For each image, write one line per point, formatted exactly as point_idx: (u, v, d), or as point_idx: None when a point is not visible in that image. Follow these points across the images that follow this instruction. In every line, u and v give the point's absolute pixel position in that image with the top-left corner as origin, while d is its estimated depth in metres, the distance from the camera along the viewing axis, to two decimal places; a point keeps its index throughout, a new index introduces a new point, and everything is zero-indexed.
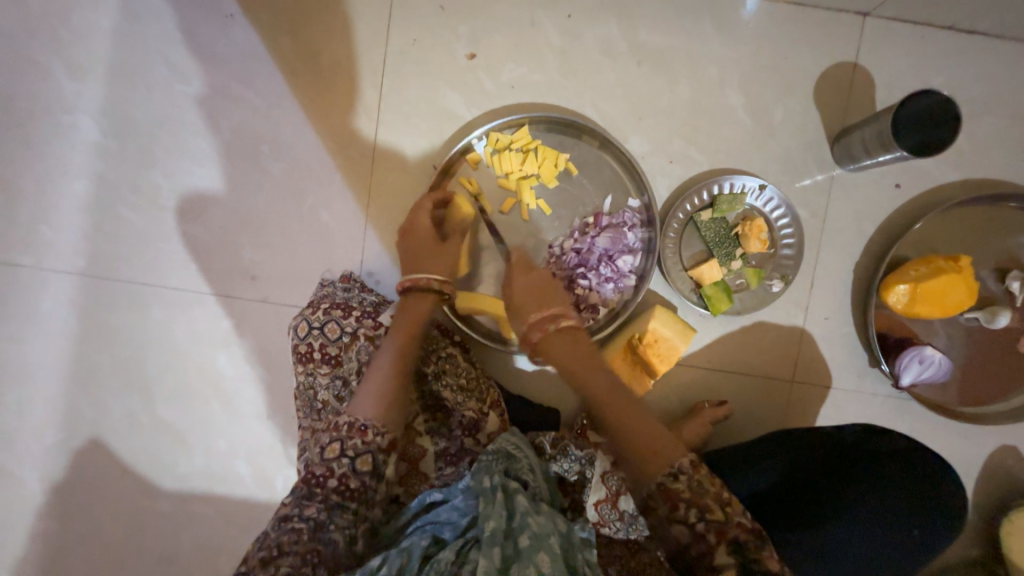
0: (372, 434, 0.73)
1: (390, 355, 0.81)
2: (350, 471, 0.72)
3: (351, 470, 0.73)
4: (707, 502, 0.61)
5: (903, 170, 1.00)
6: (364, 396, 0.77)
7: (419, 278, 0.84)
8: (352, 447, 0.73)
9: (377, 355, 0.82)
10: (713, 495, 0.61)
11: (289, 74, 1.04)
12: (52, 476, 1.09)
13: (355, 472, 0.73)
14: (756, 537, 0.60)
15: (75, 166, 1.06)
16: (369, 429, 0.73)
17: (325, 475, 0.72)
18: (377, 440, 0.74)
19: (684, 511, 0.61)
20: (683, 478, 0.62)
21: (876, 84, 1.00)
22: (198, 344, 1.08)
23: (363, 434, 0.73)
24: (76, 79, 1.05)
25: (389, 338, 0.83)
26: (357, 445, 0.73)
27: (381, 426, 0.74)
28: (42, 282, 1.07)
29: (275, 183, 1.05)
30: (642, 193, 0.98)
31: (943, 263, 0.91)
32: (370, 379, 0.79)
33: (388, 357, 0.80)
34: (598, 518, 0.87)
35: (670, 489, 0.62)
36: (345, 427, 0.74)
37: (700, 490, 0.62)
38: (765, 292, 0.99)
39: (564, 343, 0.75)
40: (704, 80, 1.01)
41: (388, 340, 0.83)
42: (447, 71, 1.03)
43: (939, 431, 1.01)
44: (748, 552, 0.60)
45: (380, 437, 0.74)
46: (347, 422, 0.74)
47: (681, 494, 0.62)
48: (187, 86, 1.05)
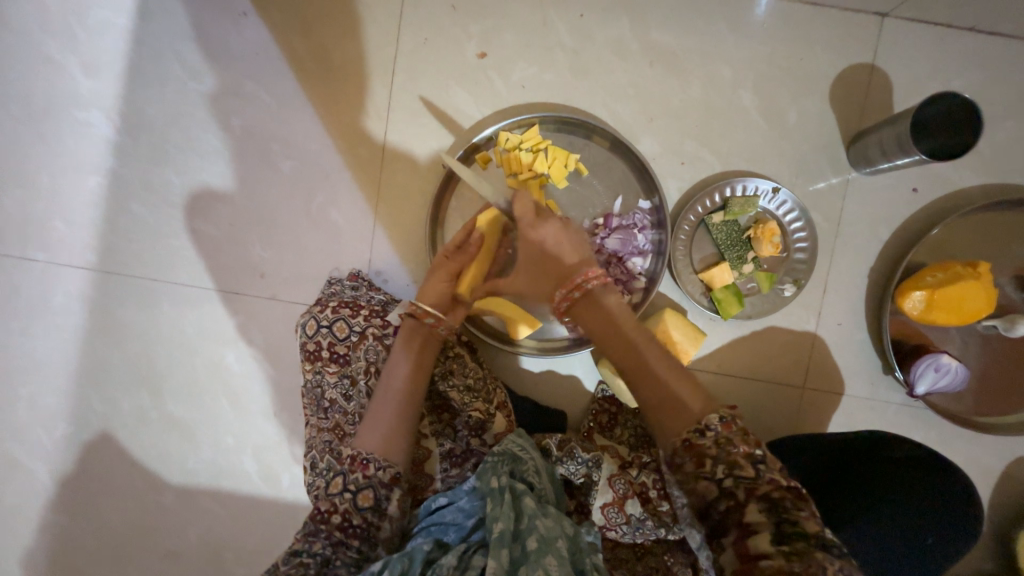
0: (373, 468, 0.76)
1: (391, 388, 0.81)
2: (352, 506, 0.75)
3: (352, 506, 0.75)
4: (737, 458, 0.60)
5: (920, 174, 0.98)
6: (365, 429, 0.79)
7: (415, 307, 0.85)
8: (354, 482, 0.75)
9: (380, 386, 0.83)
10: (741, 452, 0.61)
11: (301, 72, 1.05)
12: (62, 469, 1.10)
13: (356, 508, 0.74)
14: (792, 495, 0.59)
15: (88, 162, 1.07)
16: (371, 463, 0.76)
17: (330, 510, 0.75)
18: (378, 474, 0.75)
19: (710, 468, 0.61)
20: (710, 434, 0.62)
21: (894, 86, 0.98)
22: (207, 340, 1.08)
23: (364, 469, 0.76)
24: (90, 76, 1.06)
25: (391, 368, 0.83)
26: (358, 479, 0.75)
27: (382, 459, 0.76)
28: (55, 278, 1.08)
29: (285, 181, 1.06)
30: (653, 194, 0.97)
31: (960, 269, 0.90)
32: (371, 412, 0.81)
33: (390, 387, 0.81)
34: (604, 521, 0.85)
35: (696, 445, 0.63)
36: (349, 461, 0.77)
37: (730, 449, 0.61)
38: (777, 296, 0.97)
39: (591, 306, 0.75)
40: (717, 81, 1.00)
41: (390, 366, 0.84)
42: (458, 70, 1.03)
43: (954, 441, 0.99)
44: (783, 510, 0.58)
45: (381, 471, 0.75)
46: (350, 456, 0.77)
47: (707, 450, 0.62)
48: (199, 83, 1.06)
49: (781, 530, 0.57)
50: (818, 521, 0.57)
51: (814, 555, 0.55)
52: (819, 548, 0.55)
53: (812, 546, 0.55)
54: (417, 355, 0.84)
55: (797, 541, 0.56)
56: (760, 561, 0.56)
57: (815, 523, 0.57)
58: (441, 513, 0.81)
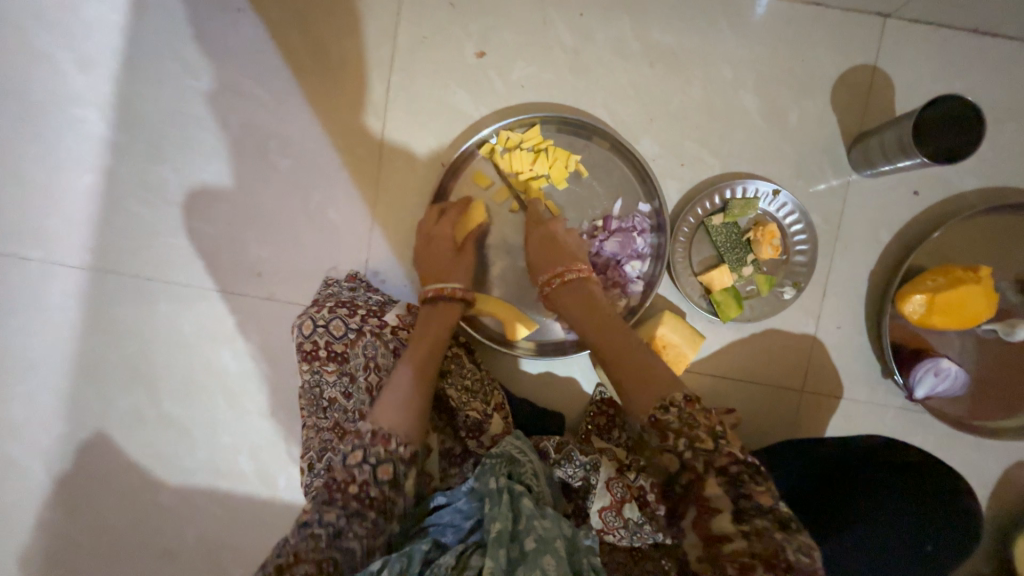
0: (395, 444, 0.75)
1: (411, 371, 0.82)
2: (371, 478, 0.73)
3: (372, 478, 0.73)
4: (697, 432, 0.61)
5: (922, 176, 0.97)
6: (384, 405, 0.78)
7: (444, 287, 0.90)
8: (375, 454, 0.74)
9: (396, 369, 0.83)
10: (704, 428, 0.61)
11: (298, 70, 1.04)
12: (58, 467, 1.09)
13: (376, 480, 0.73)
14: (750, 469, 0.59)
15: (84, 160, 1.06)
16: (393, 437, 0.75)
17: (347, 480, 0.72)
18: (400, 450, 0.75)
19: (674, 441, 0.62)
20: (674, 410, 0.64)
21: (896, 88, 0.97)
22: (204, 340, 1.08)
23: (386, 443, 0.74)
24: (86, 72, 1.05)
25: (408, 354, 0.84)
26: (380, 453, 0.74)
27: (403, 434, 0.75)
28: (51, 275, 1.08)
29: (283, 180, 1.05)
30: (652, 197, 0.97)
31: (961, 273, 0.89)
32: (389, 390, 0.80)
33: (409, 369, 0.82)
34: (600, 524, 0.85)
35: (660, 420, 0.64)
36: (367, 435, 0.75)
37: (691, 422, 0.62)
38: (776, 299, 0.97)
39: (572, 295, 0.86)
40: (718, 82, 0.99)
41: (407, 353, 0.84)
42: (457, 69, 1.02)
43: (952, 444, 0.99)
44: (739, 484, 0.59)
45: (403, 447, 0.75)
46: (369, 430, 0.75)
47: (671, 425, 0.63)
48: (196, 81, 1.05)
49: (739, 507, 0.58)
50: (772, 495, 0.58)
51: (770, 533, 0.56)
52: (775, 524, 0.57)
53: (768, 520, 0.57)
54: (432, 340, 0.86)
55: (755, 516, 0.57)
56: (722, 540, 0.57)
57: (769, 496, 0.58)
58: (440, 515, 0.79)
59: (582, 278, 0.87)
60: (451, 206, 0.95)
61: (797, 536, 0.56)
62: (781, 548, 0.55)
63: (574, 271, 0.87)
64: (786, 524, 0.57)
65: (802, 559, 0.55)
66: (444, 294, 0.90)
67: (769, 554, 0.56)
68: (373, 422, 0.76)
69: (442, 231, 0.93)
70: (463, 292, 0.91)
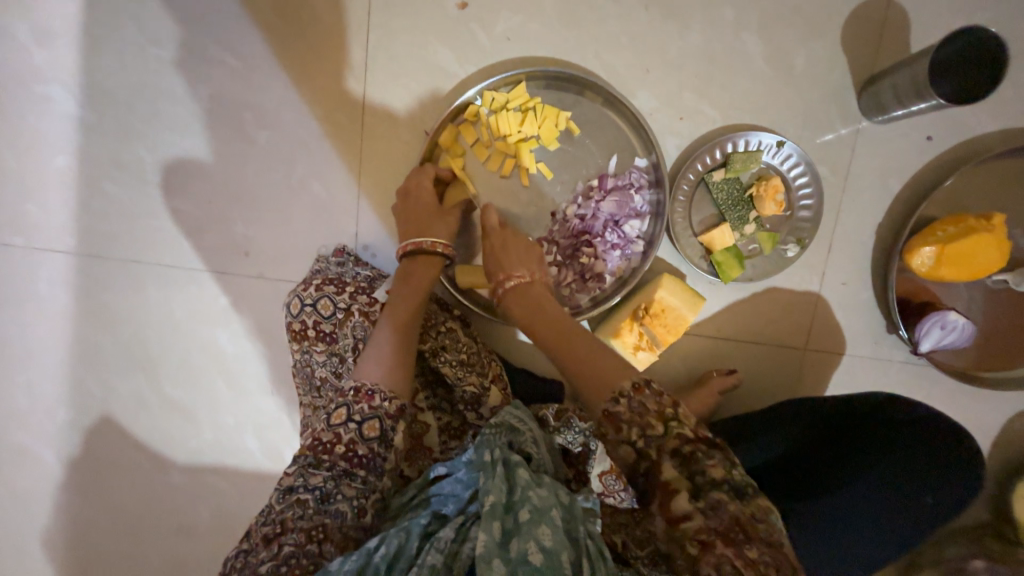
0: (380, 399, 0.74)
1: (389, 333, 0.79)
2: (357, 436, 0.72)
3: (359, 436, 0.72)
4: (647, 419, 0.55)
5: (937, 120, 0.91)
6: (368, 362, 0.77)
7: (422, 242, 0.86)
8: (359, 412, 0.73)
9: (376, 326, 0.81)
10: (654, 412, 0.55)
11: (268, 32, 0.97)
12: (68, 452, 1.11)
13: (363, 438, 0.72)
14: (703, 444, 0.53)
15: (55, 140, 1.02)
16: (377, 394, 0.74)
17: (332, 441, 0.72)
18: (384, 405, 0.74)
19: (627, 432, 0.56)
20: (623, 399, 0.57)
21: (911, 24, 0.90)
22: (198, 321, 1.07)
23: (370, 399, 0.74)
24: (45, 46, 0.99)
25: (387, 314, 0.81)
26: (364, 410, 0.73)
27: (388, 391, 0.75)
28: (37, 263, 1.05)
29: (263, 153, 1.00)
30: (650, 151, 0.92)
31: (973, 221, 0.85)
32: (372, 346, 0.79)
33: (390, 329, 0.80)
34: (602, 488, 0.88)
35: (612, 413, 0.57)
36: (351, 392, 0.74)
37: (642, 409, 0.56)
38: (780, 256, 0.94)
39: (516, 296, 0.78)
40: (719, 24, 0.92)
41: (386, 314, 0.82)
42: (437, 23, 0.95)
43: (957, 396, 0.98)
44: (694, 462, 0.53)
45: (388, 402, 0.74)
46: (353, 388, 0.75)
47: (621, 416, 0.56)
48: (161, 50, 0.98)
49: (695, 484, 0.52)
50: (726, 468, 0.52)
51: (727, 505, 0.51)
52: (731, 495, 0.51)
53: (725, 493, 0.51)
54: (412, 295, 0.83)
55: (711, 491, 0.51)
56: (680, 522, 0.52)
57: (722, 468, 0.52)
58: (441, 486, 0.79)
59: (523, 281, 0.78)
60: (428, 175, 0.90)
61: (753, 503, 0.51)
62: (740, 518, 0.50)
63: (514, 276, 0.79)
64: (743, 492, 0.52)
65: (761, 526, 0.50)
66: (423, 247, 0.86)
67: (728, 526, 0.50)
68: (357, 379, 0.76)
69: (424, 189, 0.90)
70: (449, 249, 0.88)
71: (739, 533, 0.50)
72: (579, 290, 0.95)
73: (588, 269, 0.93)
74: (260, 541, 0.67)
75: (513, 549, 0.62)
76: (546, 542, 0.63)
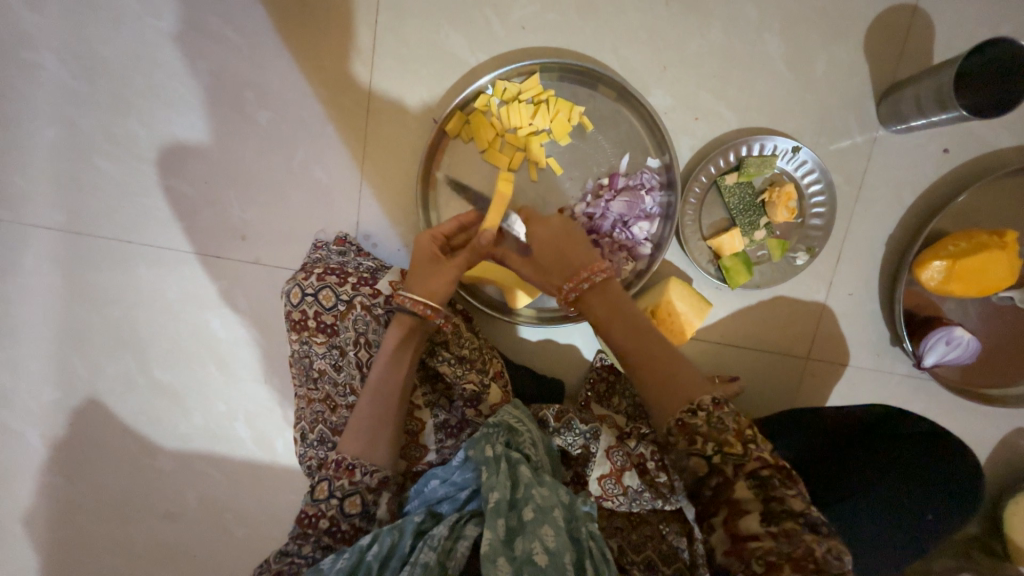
0: (360, 474, 0.75)
1: (368, 400, 0.77)
2: (339, 513, 0.74)
3: (340, 513, 0.74)
4: (726, 437, 0.58)
5: (954, 133, 0.90)
6: (350, 433, 0.78)
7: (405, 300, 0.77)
8: (340, 487, 0.74)
9: (362, 390, 0.79)
10: (733, 431, 0.58)
11: (272, 8, 0.93)
12: (52, 432, 1.08)
13: (344, 515, 0.74)
14: (781, 474, 0.57)
15: (45, 111, 0.97)
16: (356, 469, 0.75)
17: (317, 515, 0.74)
18: (365, 480, 0.75)
19: (701, 445, 0.59)
20: (702, 414, 0.60)
21: (935, 32, 0.88)
22: (190, 305, 1.04)
23: (350, 475, 0.75)
24: (36, 10, 0.94)
25: (370, 378, 0.79)
26: (344, 486, 0.74)
27: (368, 465, 0.76)
28: (22, 238, 1.01)
29: (263, 135, 0.97)
30: (662, 151, 0.90)
31: (985, 237, 0.84)
32: (354, 415, 0.78)
33: (372, 393, 0.78)
34: (599, 491, 0.82)
35: (687, 424, 0.60)
36: (333, 465, 0.76)
37: (720, 425, 0.59)
38: (788, 264, 0.92)
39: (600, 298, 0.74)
40: (740, 23, 0.89)
41: (370, 378, 0.79)
42: (449, 7, 0.91)
43: (956, 411, 0.98)
44: (770, 489, 0.56)
45: (368, 477, 0.75)
46: (335, 461, 0.76)
47: (699, 429, 0.59)
48: (160, 21, 0.94)
49: (768, 509, 0.56)
50: (804, 499, 0.56)
51: (800, 534, 0.54)
52: (805, 527, 0.55)
53: (800, 526, 0.55)
54: (389, 359, 0.79)
55: (786, 520, 0.55)
56: (750, 543, 0.55)
57: (800, 500, 0.55)
58: (434, 490, 0.79)
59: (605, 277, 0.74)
60: (451, 218, 0.82)
61: (827, 538, 0.54)
62: (814, 550, 0.53)
63: (598, 272, 0.73)
64: (814, 527, 0.55)
65: (835, 563, 0.53)
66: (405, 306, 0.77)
67: (800, 556, 0.53)
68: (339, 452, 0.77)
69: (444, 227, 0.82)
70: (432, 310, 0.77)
71: (810, 565, 0.53)
72: None
73: None
74: None
75: (518, 548, 0.64)
76: (550, 543, 0.64)
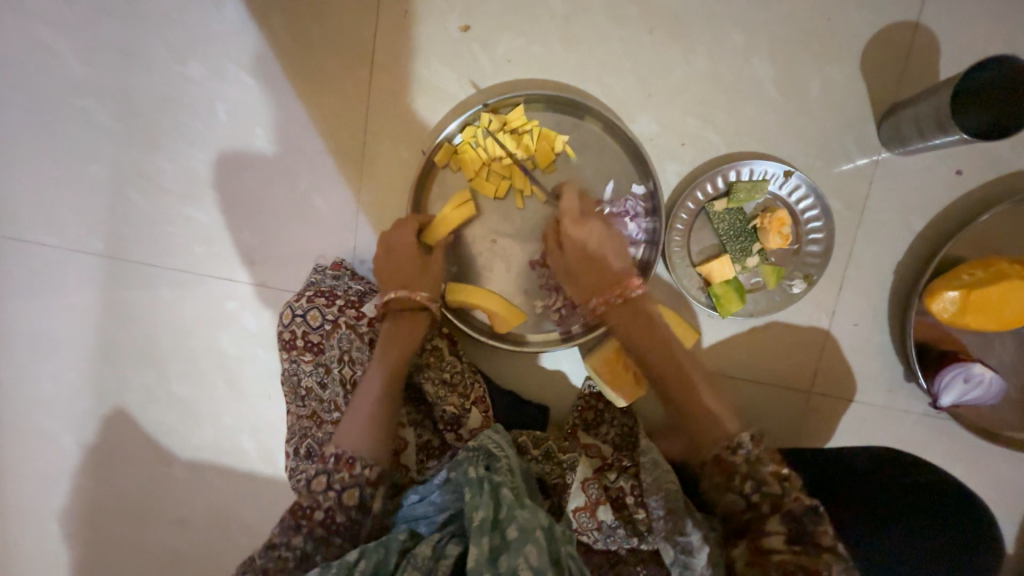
0: (360, 467, 0.74)
1: (369, 397, 0.81)
2: (336, 503, 0.72)
3: (337, 504, 0.72)
4: (763, 475, 0.64)
5: (967, 154, 0.84)
6: (347, 428, 0.78)
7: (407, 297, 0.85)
8: (340, 479, 0.73)
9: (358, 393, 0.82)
10: (770, 470, 0.65)
11: (281, 52, 1.01)
12: (84, 438, 1.18)
13: (342, 506, 0.72)
14: (812, 511, 0.61)
15: (88, 149, 1.09)
16: (358, 461, 0.74)
17: (312, 506, 0.71)
18: (365, 472, 0.74)
19: (739, 482, 0.66)
20: (741, 454, 0.67)
21: (939, 50, 0.84)
22: (205, 323, 1.11)
23: (350, 467, 0.74)
24: (84, 61, 1.06)
25: (371, 376, 0.83)
26: (343, 478, 0.73)
27: (369, 457, 0.75)
28: (66, 261, 1.13)
29: (270, 167, 1.04)
30: (647, 178, 0.89)
31: (1006, 266, 0.77)
32: (353, 410, 0.80)
33: (370, 393, 0.81)
34: (575, 526, 0.79)
35: (727, 460, 0.68)
36: (331, 460, 0.74)
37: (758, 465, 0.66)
38: (784, 293, 0.88)
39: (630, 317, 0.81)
40: (727, 48, 0.88)
41: (371, 377, 0.83)
42: (439, 44, 0.96)
43: (984, 456, 0.90)
44: (805, 525, 0.60)
45: (368, 469, 0.74)
46: (333, 455, 0.75)
47: (737, 467, 0.67)
48: (185, 67, 1.04)
49: (793, 532, 0.60)
50: (833, 537, 0.60)
51: (821, 557, 0.58)
52: (830, 556, 0.58)
53: (829, 557, 0.58)
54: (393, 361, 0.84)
55: (813, 549, 0.59)
56: (772, 555, 0.60)
57: (829, 538, 0.59)
58: (413, 508, 0.80)
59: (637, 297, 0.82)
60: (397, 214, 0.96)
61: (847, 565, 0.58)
62: (829, 568, 0.57)
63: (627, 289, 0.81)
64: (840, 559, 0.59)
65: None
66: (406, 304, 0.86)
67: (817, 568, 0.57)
68: (337, 446, 0.76)
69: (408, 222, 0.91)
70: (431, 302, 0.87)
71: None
72: (569, 317, 0.95)
73: None
74: None
75: (503, 565, 0.63)
76: (534, 561, 0.63)
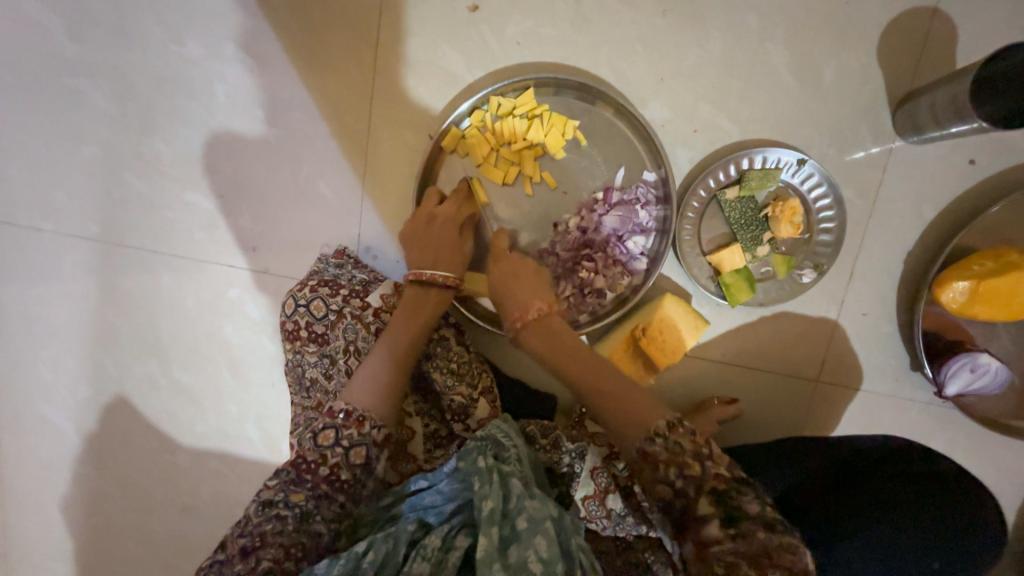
0: (369, 426, 0.73)
1: (383, 358, 0.79)
2: (343, 461, 0.71)
3: (343, 461, 0.71)
4: (683, 458, 0.57)
5: (980, 143, 0.84)
6: (358, 384, 0.77)
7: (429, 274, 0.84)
8: (347, 436, 0.72)
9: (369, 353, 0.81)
10: (689, 452, 0.57)
11: (282, 30, 0.98)
12: (86, 426, 1.17)
13: (348, 463, 0.71)
14: (737, 484, 0.56)
15: (83, 132, 1.06)
16: (366, 419, 0.74)
17: (317, 461, 0.71)
18: (373, 433, 0.73)
19: (664, 473, 0.57)
20: (660, 441, 0.59)
21: (956, 36, 0.83)
22: (207, 310, 1.10)
23: (359, 425, 0.73)
24: (75, 38, 1.03)
25: (383, 340, 0.81)
26: (352, 436, 0.72)
27: (376, 417, 0.74)
28: (62, 246, 1.11)
29: (272, 151, 1.02)
30: (659, 165, 0.88)
31: (1016, 257, 0.78)
32: (365, 368, 0.79)
33: (382, 351, 0.80)
34: (584, 513, 0.80)
35: (648, 452, 0.59)
36: (341, 415, 0.74)
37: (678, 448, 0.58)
38: (794, 282, 0.88)
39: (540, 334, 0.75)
40: (742, 31, 0.86)
41: (387, 337, 0.82)
42: (446, 25, 0.93)
43: (985, 443, 0.91)
44: (730, 499, 0.55)
45: (376, 430, 0.74)
46: (343, 411, 0.74)
47: (659, 456, 0.58)
48: (181, 46, 1.01)
49: (727, 515, 0.54)
50: (758, 502, 0.55)
51: (756, 533, 0.53)
52: (761, 527, 0.54)
53: (765, 533, 0.53)
54: (412, 328, 0.82)
55: (743, 522, 0.54)
56: (713, 548, 0.54)
57: (755, 504, 0.55)
58: (420, 497, 0.78)
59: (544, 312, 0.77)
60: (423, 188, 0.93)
61: (781, 534, 0.53)
62: (766, 544, 0.52)
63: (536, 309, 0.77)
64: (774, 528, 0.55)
65: (787, 556, 0.52)
66: (424, 279, 0.84)
67: (757, 551, 0.52)
68: (346, 402, 0.75)
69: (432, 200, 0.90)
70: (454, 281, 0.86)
71: (766, 560, 0.52)
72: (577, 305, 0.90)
73: (588, 283, 0.89)
74: (235, 553, 0.65)
75: (512, 556, 0.63)
76: (544, 552, 0.63)
